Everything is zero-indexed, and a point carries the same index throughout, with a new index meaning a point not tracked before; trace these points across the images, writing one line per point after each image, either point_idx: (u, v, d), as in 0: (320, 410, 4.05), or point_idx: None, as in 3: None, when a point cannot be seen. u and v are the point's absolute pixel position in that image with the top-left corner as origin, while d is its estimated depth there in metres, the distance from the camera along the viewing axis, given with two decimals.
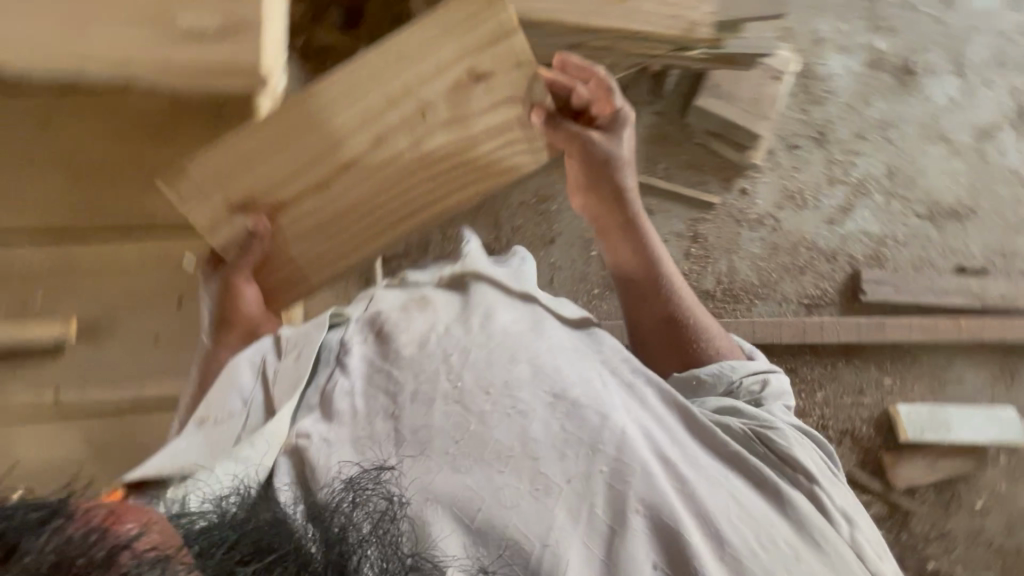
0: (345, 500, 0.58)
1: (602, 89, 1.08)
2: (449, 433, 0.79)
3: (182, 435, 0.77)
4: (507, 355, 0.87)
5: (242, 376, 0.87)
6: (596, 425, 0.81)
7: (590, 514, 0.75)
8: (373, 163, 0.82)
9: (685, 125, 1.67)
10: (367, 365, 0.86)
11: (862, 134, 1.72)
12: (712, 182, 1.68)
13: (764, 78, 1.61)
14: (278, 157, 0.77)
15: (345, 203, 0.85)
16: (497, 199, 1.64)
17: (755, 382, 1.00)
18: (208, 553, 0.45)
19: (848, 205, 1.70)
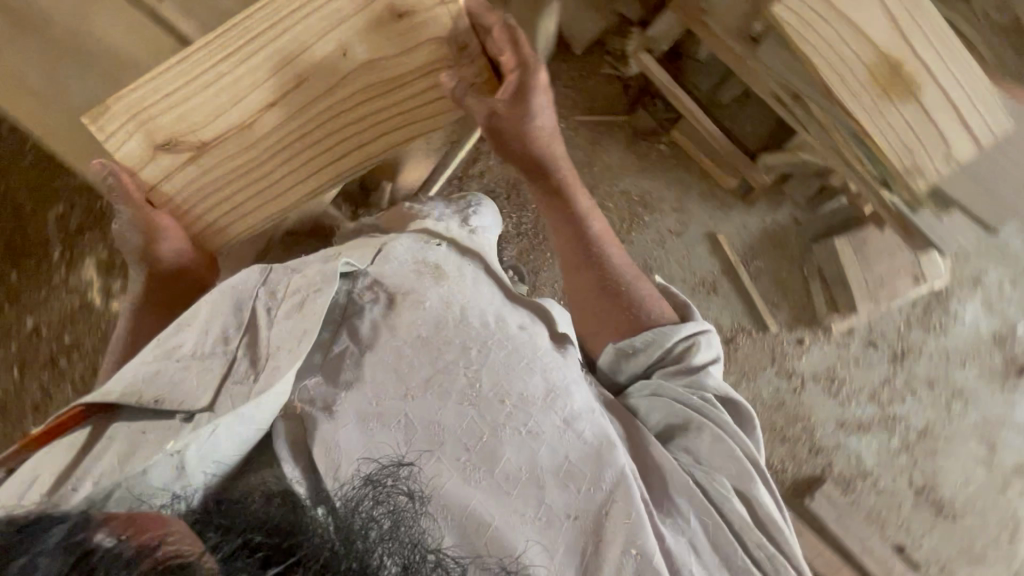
0: (365, 495, 0.60)
1: (508, 37, 0.76)
2: (461, 440, 0.76)
3: (149, 381, 0.69)
4: (535, 373, 0.82)
5: (224, 315, 0.78)
6: (594, 462, 0.77)
7: (597, 546, 0.72)
8: (271, 97, 0.74)
9: (807, 251, 1.60)
10: (387, 344, 0.81)
11: (933, 382, 1.62)
12: (782, 312, 1.62)
13: (904, 269, 1.50)
14: (175, 108, 0.74)
15: (253, 128, 0.75)
16: (607, 172, 1.59)
17: (693, 347, 0.90)
18: (228, 546, 0.49)
19: (867, 425, 1.63)
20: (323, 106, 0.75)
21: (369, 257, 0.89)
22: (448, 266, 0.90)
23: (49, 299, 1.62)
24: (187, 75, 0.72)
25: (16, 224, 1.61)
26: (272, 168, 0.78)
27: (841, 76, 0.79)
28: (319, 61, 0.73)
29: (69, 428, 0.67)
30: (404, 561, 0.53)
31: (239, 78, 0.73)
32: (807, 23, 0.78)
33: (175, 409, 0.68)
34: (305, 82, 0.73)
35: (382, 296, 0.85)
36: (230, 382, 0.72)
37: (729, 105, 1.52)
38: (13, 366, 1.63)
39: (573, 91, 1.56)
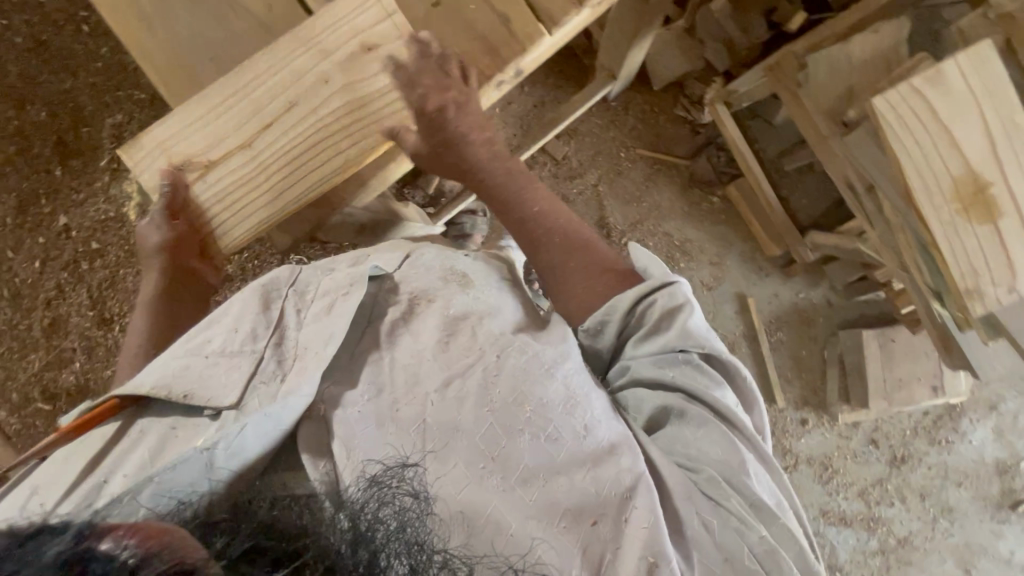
0: (371, 497, 0.57)
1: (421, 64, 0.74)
2: (476, 443, 0.67)
3: (174, 374, 0.69)
4: (556, 381, 0.73)
5: (255, 307, 0.77)
6: (612, 475, 0.68)
7: (615, 556, 0.64)
8: (271, 119, 0.73)
9: (832, 336, 1.59)
10: (409, 345, 0.75)
11: (924, 495, 1.60)
12: (792, 388, 1.61)
13: (923, 377, 1.50)
14: (188, 138, 0.74)
15: (256, 145, 0.73)
16: (655, 211, 1.59)
17: (652, 305, 0.81)
18: (230, 553, 0.47)
19: (849, 520, 1.60)
20: (317, 132, 0.73)
21: (398, 262, 0.85)
22: (474, 276, 0.85)
23: (85, 202, 1.63)
24: (197, 108, 0.73)
25: (72, 123, 1.62)
26: (267, 190, 0.74)
27: (928, 185, 0.78)
28: (311, 85, 0.72)
29: (99, 419, 0.68)
30: (411, 562, 0.52)
31: (245, 98, 0.72)
32: (907, 125, 0.78)
33: (203, 405, 0.67)
34: (299, 106, 0.72)
35: (402, 301, 0.80)
36: (258, 381, 0.70)
37: (789, 174, 1.52)
38: (36, 258, 1.63)
39: (641, 125, 1.59)
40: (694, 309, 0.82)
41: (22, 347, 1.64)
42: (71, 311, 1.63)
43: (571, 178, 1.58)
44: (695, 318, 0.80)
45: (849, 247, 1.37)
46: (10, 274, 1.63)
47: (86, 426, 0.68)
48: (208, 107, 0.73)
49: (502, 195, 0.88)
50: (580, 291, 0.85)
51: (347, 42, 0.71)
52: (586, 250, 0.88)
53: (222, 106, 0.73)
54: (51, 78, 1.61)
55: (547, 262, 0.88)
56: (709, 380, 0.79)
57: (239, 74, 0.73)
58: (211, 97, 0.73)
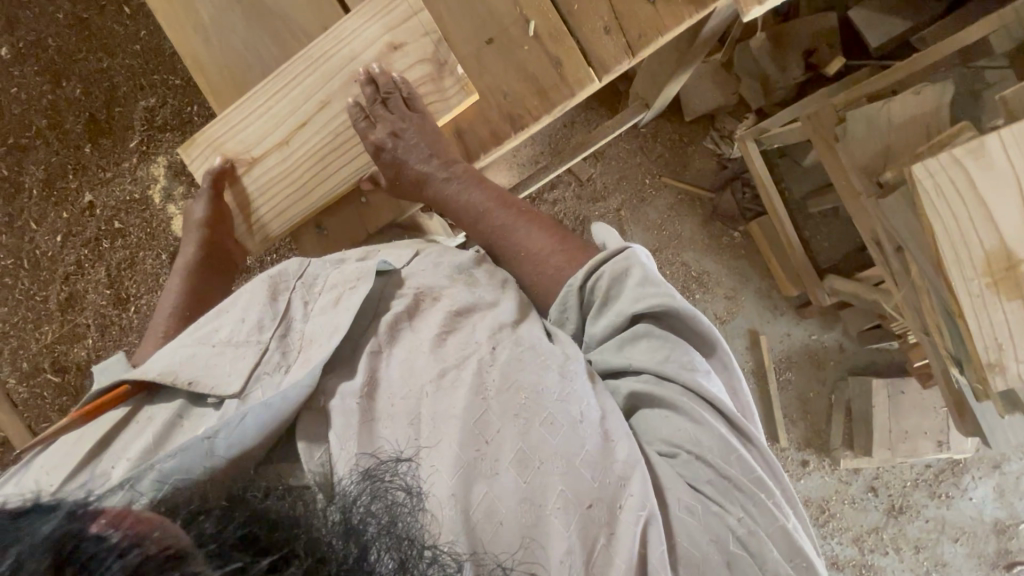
0: (364, 490, 0.55)
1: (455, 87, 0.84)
2: (467, 427, 0.65)
3: (182, 364, 0.71)
4: (552, 371, 0.70)
5: (260, 299, 0.78)
6: (604, 464, 0.65)
7: (609, 541, 0.61)
8: (307, 117, 0.87)
9: (840, 381, 1.59)
10: (409, 344, 0.74)
11: (919, 548, 1.59)
12: (796, 428, 1.61)
13: (929, 431, 1.49)
14: (240, 136, 0.90)
15: (292, 142, 0.89)
16: (674, 240, 1.59)
17: (600, 277, 0.78)
18: (222, 539, 0.45)
19: (841, 565, 1.59)
20: (347, 127, 0.88)
21: (407, 257, 0.87)
22: (478, 272, 0.86)
23: (111, 181, 1.58)
24: (246, 111, 0.89)
25: (104, 101, 1.56)
26: (306, 178, 0.90)
27: (958, 254, 0.78)
28: (341, 88, 0.86)
29: (113, 403, 0.71)
30: (401, 556, 0.49)
31: (281, 102, 0.87)
32: (943, 194, 0.78)
33: (207, 393, 0.69)
34: (331, 105, 0.87)
35: (406, 294, 0.81)
36: (264, 372, 0.72)
37: (813, 216, 1.54)
38: (58, 233, 1.57)
39: (668, 154, 1.59)
40: (650, 273, 0.76)
41: (37, 319, 1.58)
42: (88, 288, 1.58)
43: (594, 201, 1.58)
44: (649, 282, 0.75)
45: (869, 296, 1.35)
46: (29, 244, 1.57)
47: (98, 411, 0.70)
48: (254, 110, 0.89)
49: (449, 201, 0.90)
50: (532, 283, 0.86)
51: (371, 45, 0.85)
52: (527, 231, 0.88)
53: (267, 107, 0.88)
54: (87, 55, 1.54)
55: (502, 259, 0.90)
56: (667, 345, 0.73)
57: (278, 78, 0.87)
58: (257, 101, 0.88)
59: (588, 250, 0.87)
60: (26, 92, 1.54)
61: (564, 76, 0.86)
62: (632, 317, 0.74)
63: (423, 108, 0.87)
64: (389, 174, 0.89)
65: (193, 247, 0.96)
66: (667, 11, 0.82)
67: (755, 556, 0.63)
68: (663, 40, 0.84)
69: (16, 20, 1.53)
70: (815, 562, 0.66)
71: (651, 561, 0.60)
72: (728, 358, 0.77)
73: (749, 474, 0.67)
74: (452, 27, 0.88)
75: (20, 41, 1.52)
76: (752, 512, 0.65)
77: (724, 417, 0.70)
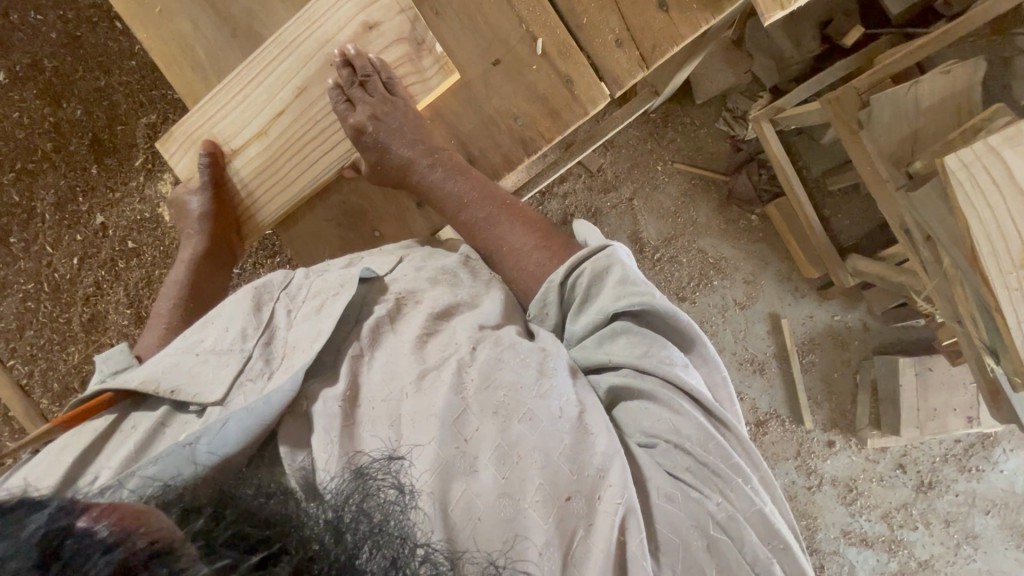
0: (350, 488, 0.50)
1: (461, 100, 0.88)
2: (444, 425, 0.59)
3: (166, 368, 0.66)
4: (531, 369, 0.64)
5: (240, 305, 0.72)
6: (582, 454, 0.59)
7: (588, 533, 0.56)
8: (284, 104, 0.84)
9: (867, 361, 1.57)
10: (391, 347, 0.68)
11: (947, 522, 1.59)
12: (821, 410, 1.59)
13: (957, 405, 1.48)
14: (217, 127, 0.86)
15: (270, 131, 0.85)
16: (690, 227, 1.55)
17: (581, 273, 0.73)
18: (213, 535, 0.41)
19: (872, 541, 1.59)
20: (327, 111, 0.85)
21: (390, 263, 0.80)
22: (462, 273, 0.80)
23: (121, 201, 1.46)
24: (225, 100, 0.85)
25: (106, 122, 1.43)
26: (287, 169, 0.87)
27: (993, 247, 0.82)
28: (318, 71, 0.83)
29: (96, 411, 0.65)
30: (391, 555, 0.44)
31: (258, 88, 0.84)
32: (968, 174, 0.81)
33: (188, 401, 0.64)
34: (308, 90, 0.84)
35: (389, 300, 0.74)
36: (244, 380, 0.66)
37: (835, 194, 1.50)
38: (75, 255, 1.46)
39: (679, 138, 1.54)
40: (631, 270, 0.72)
41: (62, 340, 1.48)
42: (110, 309, 1.48)
43: (606, 191, 1.53)
44: (630, 280, 0.70)
45: (895, 276, 1.33)
46: (47, 268, 1.46)
47: (82, 417, 0.65)
48: (231, 100, 0.85)
49: (427, 189, 0.85)
50: (514, 276, 0.82)
51: (346, 26, 0.81)
52: (510, 230, 0.83)
53: (241, 97, 0.84)
54: (86, 75, 1.41)
55: (483, 252, 0.85)
56: (646, 341, 0.67)
57: (252, 65, 0.83)
58: (234, 90, 0.85)
59: (571, 245, 0.83)
60: (29, 116, 1.41)
61: (577, 95, 0.85)
62: (613, 316, 0.69)
63: (402, 90, 0.84)
64: (371, 158, 0.84)
65: (195, 241, 0.91)
66: (681, 20, 0.81)
67: (735, 542, 0.58)
68: (677, 50, 0.83)
69: (9, 43, 1.38)
70: (795, 550, 0.61)
71: (629, 550, 0.55)
72: (712, 356, 0.71)
73: (727, 462, 0.62)
74: (456, 49, 0.86)
75: (17, 65, 1.38)
76: (730, 500, 0.60)
77: (703, 409, 0.65)
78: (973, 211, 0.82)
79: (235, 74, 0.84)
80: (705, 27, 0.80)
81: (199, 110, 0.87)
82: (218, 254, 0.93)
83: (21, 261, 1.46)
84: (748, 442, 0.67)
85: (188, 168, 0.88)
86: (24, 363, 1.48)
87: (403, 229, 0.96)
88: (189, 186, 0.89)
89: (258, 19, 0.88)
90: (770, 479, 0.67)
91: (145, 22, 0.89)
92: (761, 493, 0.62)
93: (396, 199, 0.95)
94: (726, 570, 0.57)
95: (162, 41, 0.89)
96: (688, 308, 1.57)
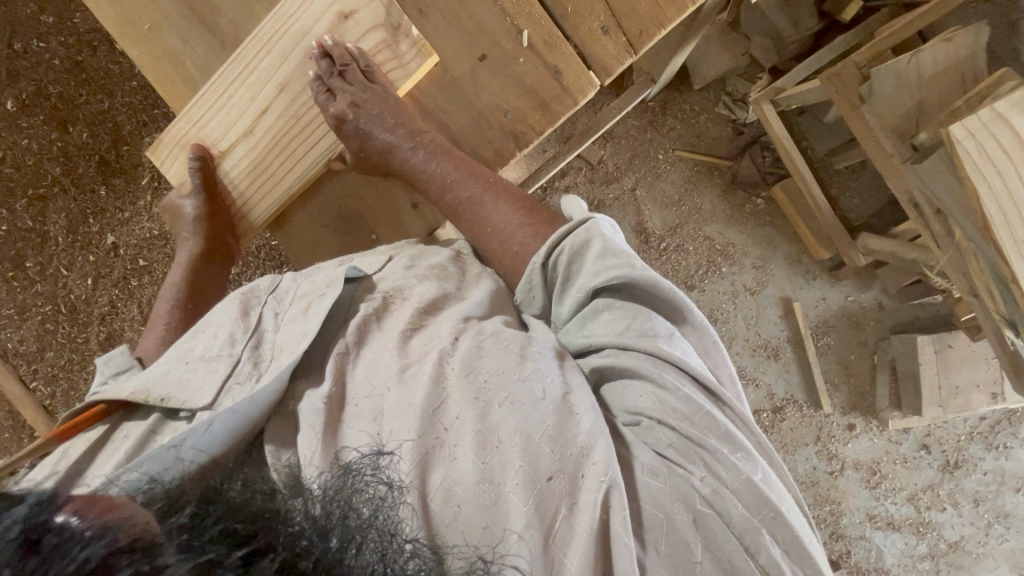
0: (332, 483, 0.50)
1: (446, 93, 0.88)
2: (424, 415, 0.59)
3: (156, 379, 0.67)
4: (513, 355, 0.64)
5: (229, 312, 0.73)
6: (564, 435, 0.58)
7: (570, 512, 0.55)
8: (268, 101, 0.85)
9: (884, 341, 1.54)
10: (377, 344, 0.68)
11: (976, 501, 1.55)
12: (840, 393, 1.57)
13: (980, 381, 1.45)
14: (207, 130, 0.88)
15: (256, 130, 0.86)
16: (695, 215, 1.54)
17: (561, 252, 0.72)
18: (199, 531, 0.41)
19: (900, 524, 1.55)
20: (309, 105, 0.86)
21: (379, 262, 0.80)
22: (453, 267, 0.80)
23: (130, 220, 1.48)
24: (212, 103, 0.87)
25: (111, 142, 1.45)
26: (275, 166, 0.88)
27: (1004, 214, 0.80)
28: (298, 66, 0.84)
29: (89, 423, 0.67)
30: (379, 550, 0.45)
31: (242, 87, 0.84)
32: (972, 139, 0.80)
33: (178, 407, 0.64)
34: (290, 86, 0.85)
35: (375, 297, 0.74)
36: (233, 383, 0.66)
37: (841, 172, 1.47)
38: (88, 277, 1.49)
39: (679, 125, 1.52)
40: (612, 242, 0.69)
41: (82, 360, 1.50)
42: (125, 327, 1.50)
43: (608, 183, 1.52)
44: (609, 253, 0.68)
45: (909, 253, 1.30)
46: (63, 290, 1.48)
47: (76, 429, 0.66)
48: (217, 100, 0.86)
49: (415, 172, 0.85)
50: (499, 259, 0.82)
51: (322, 17, 0.82)
52: (496, 209, 0.82)
53: (226, 97, 0.86)
54: (89, 99, 1.43)
55: (469, 235, 0.85)
56: (630, 314, 0.66)
57: (233, 64, 0.84)
58: (219, 91, 0.86)
59: (557, 222, 0.82)
60: (37, 142, 1.43)
61: (565, 85, 0.84)
62: (594, 292, 0.68)
63: (382, 78, 0.86)
64: (353, 147, 0.86)
65: (189, 243, 0.90)
66: (668, 2, 0.80)
67: (719, 513, 0.57)
68: (665, 33, 0.82)
69: (13, 72, 1.40)
70: (789, 517, 0.58)
71: (612, 527, 0.54)
72: (701, 320, 0.68)
73: (710, 431, 0.60)
74: (442, 48, 0.85)
75: (22, 93, 1.40)
76: (716, 472, 0.58)
77: (687, 376, 0.63)
78: (982, 179, 0.80)
79: (218, 76, 0.85)
80: (691, 8, 0.79)
81: (188, 116, 0.88)
82: (216, 253, 0.92)
83: (37, 284, 1.48)
84: (742, 413, 0.65)
85: (180, 173, 0.90)
86: (46, 385, 1.50)
87: (399, 226, 0.96)
88: (183, 190, 0.89)
89: (243, 28, 0.88)
90: (765, 446, 0.65)
91: (135, 37, 0.90)
92: (754, 463, 0.60)
93: (392, 201, 0.95)
94: (712, 542, 0.56)
95: (151, 55, 0.90)
96: (697, 296, 1.55)
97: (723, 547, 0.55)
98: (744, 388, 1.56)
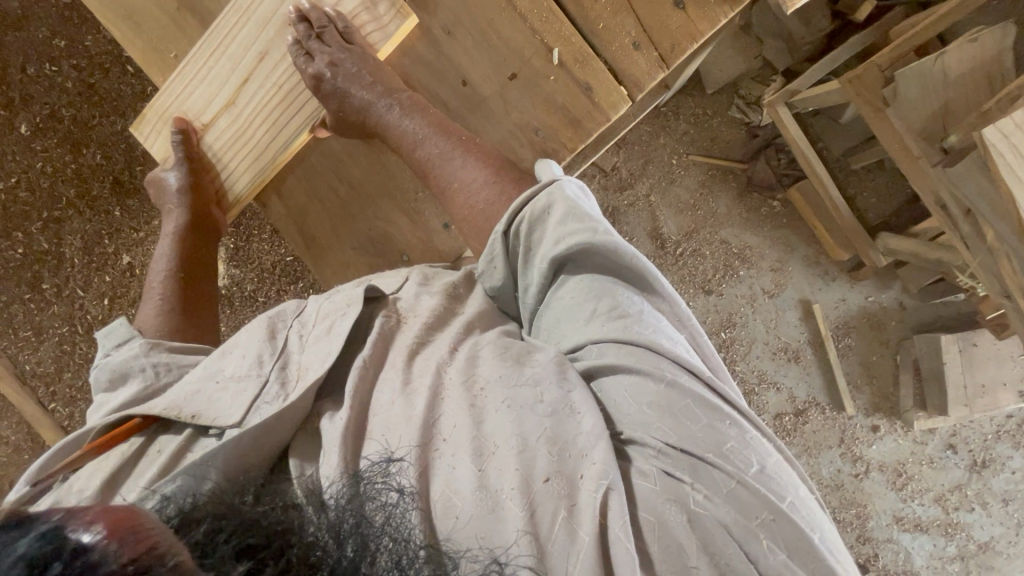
0: (343, 496, 0.50)
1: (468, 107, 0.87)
2: (426, 425, 0.59)
3: (187, 397, 0.67)
4: (510, 360, 0.64)
5: (257, 333, 0.73)
6: (563, 434, 0.57)
7: (570, 514, 0.53)
8: (248, 71, 0.84)
9: (908, 342, 1.52)
10: (386, 362, 0.67)
11: (1004, 501, 1.53)
12: (862, 394, 1.55)
13: (1006, 380, 1.44)
14: (189, 104, 0.87)
15: (238, 99, 0.85)
16: (710, 218, 1.53)
17: (522, 219, 0.71)
18: (212, 547, 0.41)
19: (929, 525, 1.53)
20: (291, 74, 0.84)
21: (396, 282, 0.79)
22: (462, 286, 0.79)
23: (145, 240, 1.49)
24: (192, 76, 0.86)
25: (125, 163, 1.46)
26: (257, 136, 0.86)
27: None
28: (278, 34, 0.83)
29: (124, 436, 0.66)
30: (395, 558, 0.45)
31: (222, 58, 0.84)
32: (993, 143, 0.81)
33: (209, 425, 0.64)
34: (270, 55, 0.84)
35: (391, 313, 0.73)
36: (261, 403, 0.65)
37: (858, 173, 1.46)
38: (105, 296, 1.49)
39: (692, 129, 1.51)
40: (577, 206, 0.68)
41: None
42: None
43: (622, 189, 1.51)
44: (572, 217, 0.67)
45: (937, 254, 1.29)
46: (79, 310, 1.49)
47: (112, 442, 0.66)
48: (196, 70, 0.86)
49: (390, 128, 0.83)
50: (462, 215, 0.79)
51: None
52: (462, 164, 0.80)
53: (206, 69, 0.85)
54: (103, 120, 1.44)
55: (437, 191, 0.82)
56: (598, 292, 0.65)
57: (213, 36, 0.84)
58: (198, 61, 0.85)
59: (523, 181, 0.80)
60: (52, 165, 1.44)
61: (596, 102, 0.84)
62: (557, 263, 0.67)
63: (362, 41, 0.84)
64: (332, 107, 0.83)
65: (175, 215, 0.89)
66: (699, 16, 0.79)
67: (716, 515, 0.54)
68: (697, 46, 0.81)
69: (28, 96, 1.41)
70: (792, 520, 0.55)
71: (611, 530, 0.52)
72: (670, 290, 0.67)
73: (699, 422, 0.58)
74: (471, 67, 0.86)
75: (38, 117, 1.41)
76: (710, 477, 0.56)
77: (666, 358, 0.60)
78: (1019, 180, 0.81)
79: (197, 48, 0.85)
80: (725, 20, 0.79)
81: (169, 91, 0.88)
82: (201, 225, 0.91)
83: (54, 305, 1.48)
84: (738, 402, 0.63)
85: (163, 149, 0.89)
86: (64, 406, 1.50)
87: (423, 245, 0.96)
88: (166, 164, 0.89)
89: None
90: (767, 437, 0.63)
91: (126, 26, 0.89)
92: (753, 457, 0.58)
93: (422, 224, 0.95)
94: (711, 545, 0.53)
95: (151, 55, 0.90)
96: (715, 301, 1.53)
97: (721, 552, 0.53)
98: (765, 392, 1.54)
